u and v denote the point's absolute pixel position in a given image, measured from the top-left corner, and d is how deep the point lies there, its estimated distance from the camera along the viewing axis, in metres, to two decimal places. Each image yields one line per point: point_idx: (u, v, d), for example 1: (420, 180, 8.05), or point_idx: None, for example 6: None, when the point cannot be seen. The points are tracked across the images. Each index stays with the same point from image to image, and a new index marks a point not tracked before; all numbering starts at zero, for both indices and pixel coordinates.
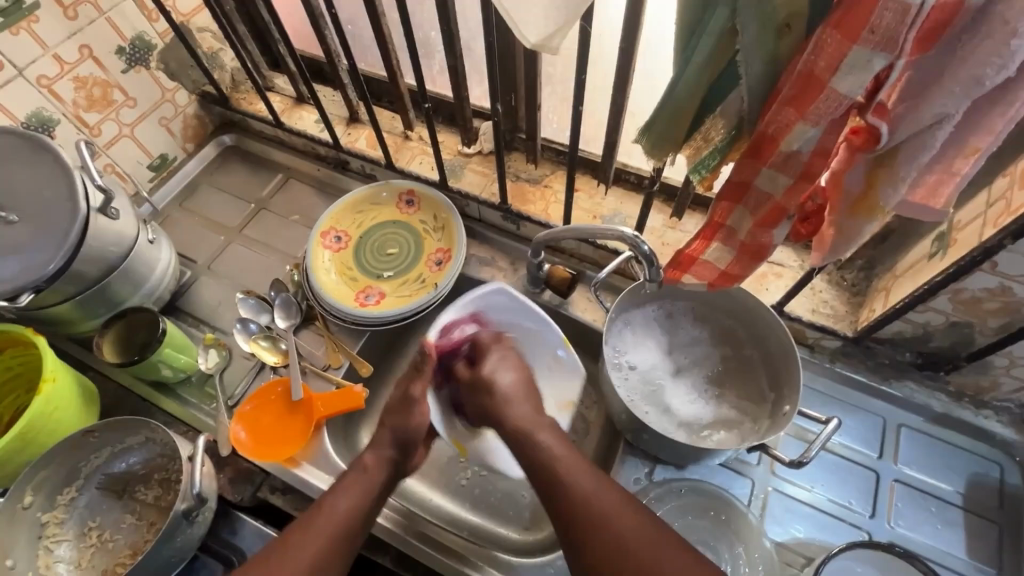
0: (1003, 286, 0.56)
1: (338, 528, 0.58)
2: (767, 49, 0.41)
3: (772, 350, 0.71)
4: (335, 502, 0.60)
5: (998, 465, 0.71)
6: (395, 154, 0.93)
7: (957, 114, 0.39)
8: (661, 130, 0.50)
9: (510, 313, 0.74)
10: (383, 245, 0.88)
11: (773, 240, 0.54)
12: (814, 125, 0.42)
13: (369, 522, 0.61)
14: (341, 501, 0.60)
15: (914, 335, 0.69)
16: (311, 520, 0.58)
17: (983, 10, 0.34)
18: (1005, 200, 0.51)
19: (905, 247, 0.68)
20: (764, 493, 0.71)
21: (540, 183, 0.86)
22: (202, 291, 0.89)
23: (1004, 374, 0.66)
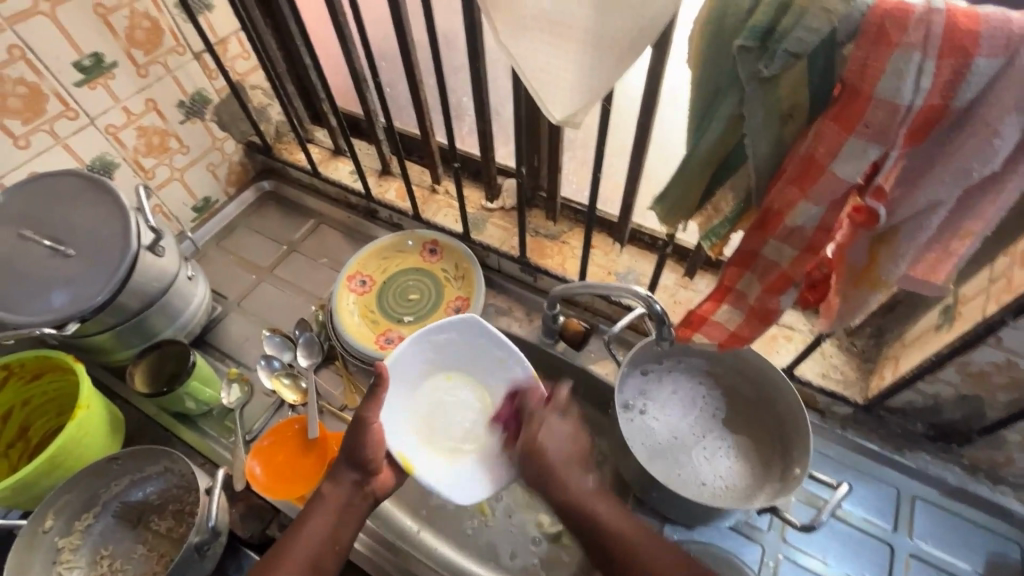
0: (1010, 360, 0.57)
1: (306, 560, 0.59)
2: (773, 133, 0.45)
3: (780, 412, 0.72)
4: (299, 531, 0.61)
5: (1018, 545, 0.69)
6: (422, 206, 0.99)
7: (949, 200, 0.42)
8: (673, 201, 0.54)
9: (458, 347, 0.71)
10: (405, 290, 0.92)
11: (780, 306, 0.57)
12: (816, 203, 0.45)
13: (338, 546, 0.61)
14: (308, 530, 0.61)
15: (925, 406, 0.69)
16: (275, 560, 0.59)
17: (967, 110, 0.38)
18: (1006, 278, 0.53)
19: (912, 317, 0.69)
20: (773, 561, 0.70)
21: (558, 239, 0.91)
22: (230, 326, 0.94)
23: (1018, 450, 0.66)
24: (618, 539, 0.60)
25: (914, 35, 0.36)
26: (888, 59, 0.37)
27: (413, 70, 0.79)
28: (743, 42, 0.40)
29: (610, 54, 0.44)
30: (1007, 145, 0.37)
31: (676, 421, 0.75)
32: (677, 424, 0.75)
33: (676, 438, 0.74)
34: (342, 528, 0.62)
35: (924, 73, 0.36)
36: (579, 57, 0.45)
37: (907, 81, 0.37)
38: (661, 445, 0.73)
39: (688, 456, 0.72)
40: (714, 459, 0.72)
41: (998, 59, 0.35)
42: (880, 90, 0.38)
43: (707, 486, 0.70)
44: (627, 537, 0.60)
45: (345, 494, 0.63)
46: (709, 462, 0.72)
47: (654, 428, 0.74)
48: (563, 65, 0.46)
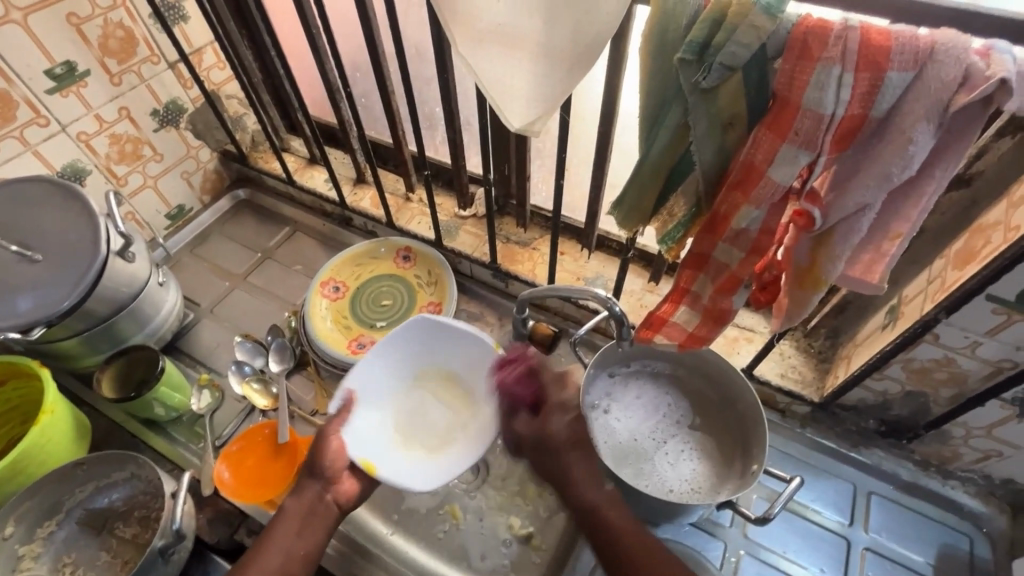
0: (948, 356, 0.60)
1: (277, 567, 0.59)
2: (716, 141, 0.48)
3: (741, 414, 0.74)
4: (266, 541, 0.60)
5: (968, 537, 0.72)
6: (396, 214, 1.00)
7: (876, 203, 0.45)
8: (629, 206, 0.56)
9: (430, 343, 0.73)
10: (378, 296, 0.93)
11: (733, 306, 0.60)
12: (757, 207, 0.48)
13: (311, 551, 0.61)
14: (279, 537, 0.61)
15: (876, 403, 0.72)
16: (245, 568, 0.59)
17: (885, 120, 0.41)
18: (941, 278, 0.57)
19: (863, 317, 0.72)
20: (736, 557, 0.72)
21: (529, 245, 0.93)
22: (203, 333, 0.94)
23: (963, 444, 0.69)
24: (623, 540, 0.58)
25: (832, 51, 0.39)
26: (811, 72, 0.40)
27: (384, 81, 0.82)
28: (682, 56, 0.43)
29: (561, 66, 0.47)
30: (921, 151, 0.40)
31: (640, 421, 0.77)
32: (641, 428, 0.76)
33: (640, 438, 0.75)
34: (313, 534, 0.61)
35: (844, 85, 0.39)
36: (533, 68, 0.47)
37: (829, 93, 0.40)
38: (624, 448, 0.74)
39: (651, 461, 0.73)
40: (676, 465, 0.73)
41: (908, 73, 0.38)
42: (806, 101, 0.41)
43: (668, 484, 0.72)
44: (627, 531, 0.59)
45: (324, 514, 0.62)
46: (671, 461, 0.74)
47: (619, 430, 0.76)
48: (518, 76, 0.48)
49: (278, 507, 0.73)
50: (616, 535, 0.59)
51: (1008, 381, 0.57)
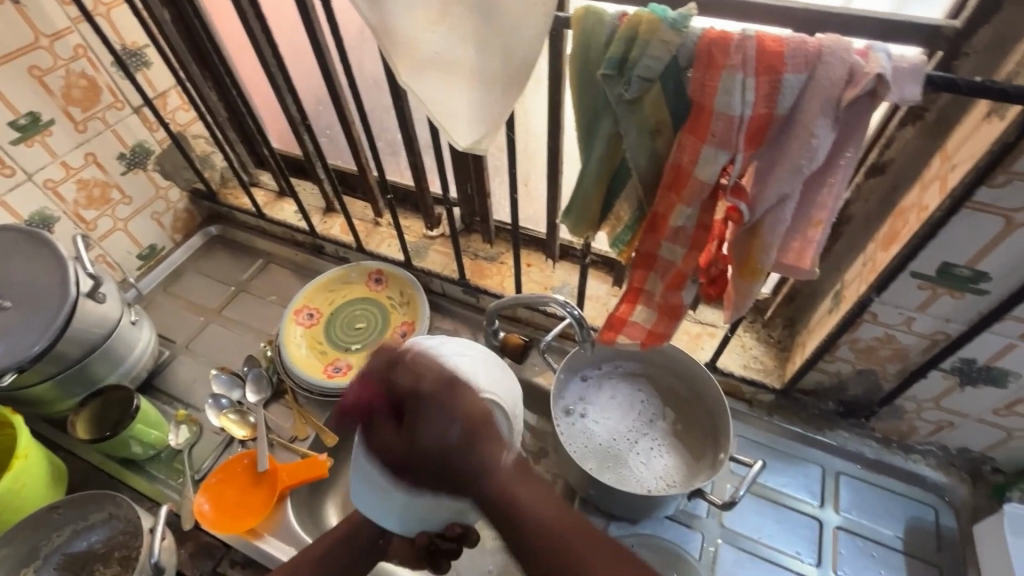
0: (889, 333, 0.63)
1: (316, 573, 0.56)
2: (646, 147, 0.51)
3: (712, 408, 0.77)
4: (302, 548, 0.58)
5: (934, 509, 0.74)
6: (365, 239, 1.03)
7: (794, 193, 0.48)
8: (577, 214, 0.60)
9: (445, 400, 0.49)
10: (352, 320, 0.95)
11: (683, 301, 0.63)
12: (689, 205, 0.52)
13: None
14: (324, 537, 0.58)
15: (833, 385, 0.75)
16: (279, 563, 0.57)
17: (789, 118, 0.45)
18: (872, 260, 0.61)
19: (812, 304, 0.76)
20: (715, 546, 0.73)
21: (496, 260, 0.96)
22: (178, 369, 0.94)
23: (916, 417, 0.72)
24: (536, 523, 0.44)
25: (735, 59, 0.43)
26: (718, 79, 0.44)
27: (344, 112, 0.85)
28: (604, 71, 0.47)
29: (496, 86, 0.50)
30: (823, 144, 0.44)
31: (613, 419, 0.79)
32: (616, 431, 0.78)
33: (614, 437, 0.77)
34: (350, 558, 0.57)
35: (748, 89, 0.43)
36: (471, 91, 0.51)
37: (735, 97, 0.44)
38: (599, 450, 0.76)
39: (625, 459, 0.75)
40: (651, 467, 0.75)
41: (802, 74, 0.42)
42: (717, 105, 0.45)
43: (642, 479, 0.74)
44: (548, 518, 0.44)
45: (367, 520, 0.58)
46: (644, 455, 0.76)
47: (595, 433, 0.77)
48: (459, 100, 0.52)
49: (260, 536, 0.73)
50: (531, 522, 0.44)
51: (944, 353, 0.61)
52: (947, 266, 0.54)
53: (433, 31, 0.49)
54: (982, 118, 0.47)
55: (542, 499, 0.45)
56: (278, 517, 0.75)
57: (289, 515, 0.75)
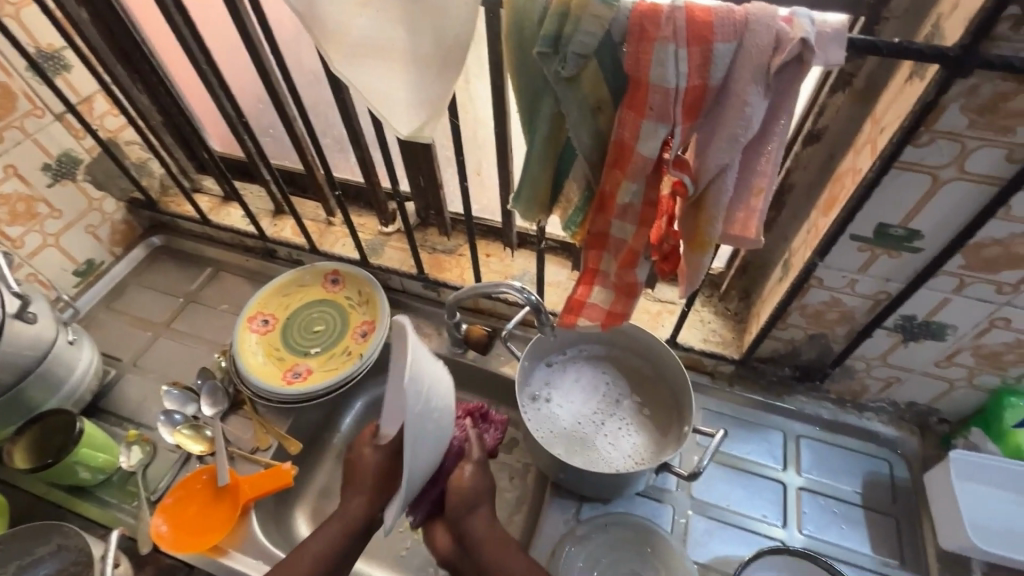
0: (835, 297, 0.65)
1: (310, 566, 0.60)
2: (588, 126, 0.51)
3: (674, 383, 0.78)
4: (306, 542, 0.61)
5: (887, 462, 0.77)
6: (319, 239, 1.00)
7: (733, 163, 0.49)
8: (527, 198, 0.59)
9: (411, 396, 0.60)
10: (309, 323, 0.92)
11: (638, 278, 0.63)
12: (635, 181, 0.52)
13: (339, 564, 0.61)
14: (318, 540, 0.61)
15: (788, 352, 0.77)
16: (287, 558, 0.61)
17: (723, 87, 0.45)
18: (814, 227, 0.62)
19: (764, 275, 0.78)
20: (685, 517, 0.75)
21: (454, 252, 0.95)
22: (127, 388, 0.89)
23: (866, 376, 0.74)
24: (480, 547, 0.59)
25: (666, 30, 0.43)
26: (651, 51, 0.44)
27: (284, 108, 0.82)
28: (540, 49, 0.46)
29: (432, 70, 0.49)
30: (757, 112, 0.45)
31: (580, 402, 0.79)
32: (583, 413, 0.78)
33: (581, 420, 0.78)
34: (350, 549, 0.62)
35: (681, 60, 0.44)
36: (406, 75, 0.50)
37: (669, 68, 0.44)
38: (567, 434, 0.76)
39: (593, 440, 0.76)
40: (619, 447, 0.75)
41: (731, 43, 0.43)
42: (652, 78, 0.45)
43: (610, 458, 0.74)
44: (489, 536, 0.60)
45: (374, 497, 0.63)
46: (612, 435, 0.77)
47: (562, 417, 0.78)
48: (395, 86, 0.50)
49: (225, 552, 0.71)
50: (479, 545, 0.59)
51: (886, 311, 0.63)
52: (883, 227, 0.56)
53: (361, 15, 0.47)
54: (905, 80, 0.49)
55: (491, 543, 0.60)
56: (242, 531, 0.73)
57: (254, 528, 0.73)
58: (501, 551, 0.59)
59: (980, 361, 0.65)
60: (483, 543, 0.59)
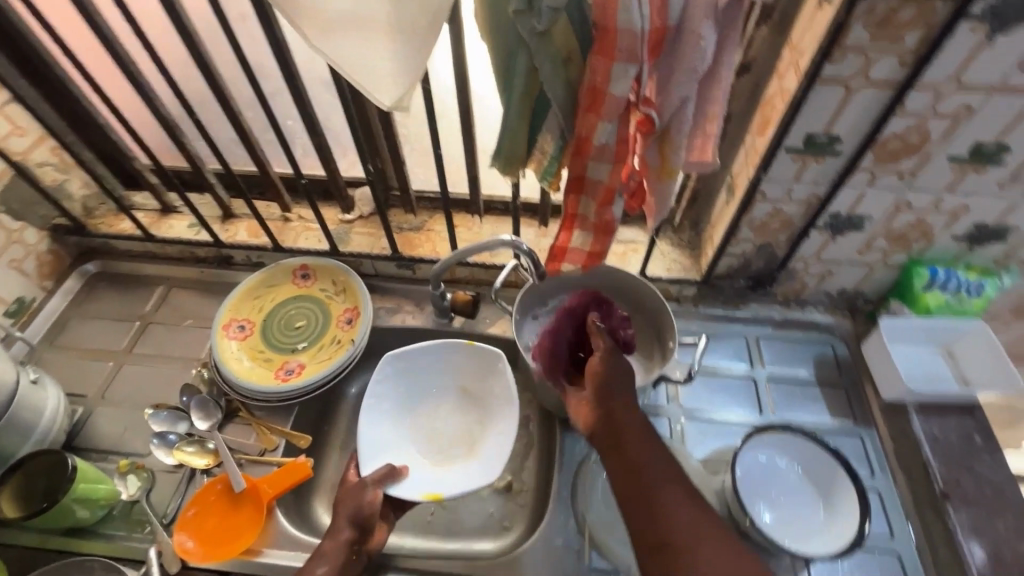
0: (776, 207, 0.76)
1: None
2: (563, 75, 0.56)
3: (651, 310, 0.86)
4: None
5: (831, 345, 0.91)
6: (279, 237, 0.98)
7: (692, 94, 0.56)
8: (507, 153, 0.64)
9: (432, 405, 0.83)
10: (289, 320, 0.91)
11: (614, 215, 0.70)
12: (609, 121, 0.57)
13: None
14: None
15: (740, 265, 0.87)
16: None
17: (678, 27, 0.52)
18: (753, 148, 0.72)
19: (711, 202, 0.87)
20: (680, 425, 0.84)
21: (422, 228, 0.97)
22: (101, 422, 0.84)
23: (805, 274, 0.87)
24: (645, 462, 0.60)
25: None
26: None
27: (230, 103, 0.79)
28: (516, 7, 0.51)
29: (414, 37, 0.51)
30: (709, 45, 0.52)
31: None
32: None
33: None
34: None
35: (643, 4, 0.50)
36: (389, 46, 0.52)
37: (634, 12, 0.50)
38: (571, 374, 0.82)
39: None
40: None
41: None
42: (620, 23, 0.51)
43: None
44: (649, 457, 0.60)
45: (344, 547, 0.66)
46: None
47: None
48: (379, 58, 0.52)
49: (259, 552, 0.71)
50: (644, 467, 0.59)
51: (818, 211, 0.74)
52: (810, 136, 0.66)
53: None
54: (816, 7, 0.58)
55: (652, 463, 0.60)
56: (271, 529, 0.73)
57: (283, 523, 0.74)
58: (665, 476, 0.59)
59: (892, 242, 0.78)
60: (652, 468, 0.59)
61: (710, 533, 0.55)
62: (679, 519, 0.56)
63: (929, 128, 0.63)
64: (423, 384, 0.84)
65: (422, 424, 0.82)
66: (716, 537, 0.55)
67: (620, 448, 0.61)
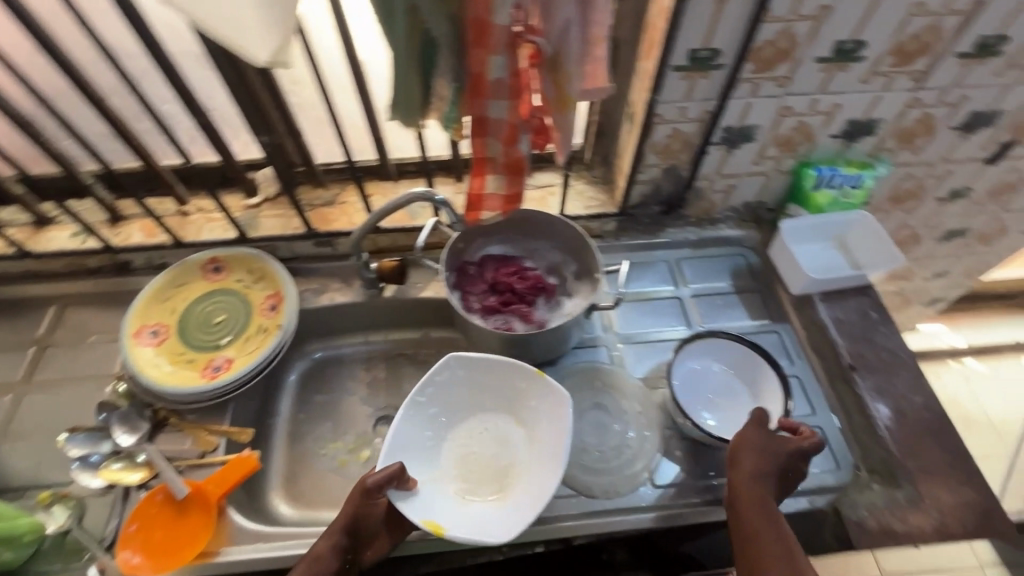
0: (674, 128, 0.79)
1: None
2: (443, 12, 0.56)
3: (572, 244, 0.89)
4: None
5: (744, 255, 0.97)
6: (180, 232, 0.91)
7: (573, 17, 0.57)
8: (404, 102, 0.64)
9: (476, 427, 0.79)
10: (207, 317, 0.86)
11: (522, 153, 0.70)
12: (498, 54, 0.57)
13: None
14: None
15: (652, 192, 0.91)
16: None
17: None
18: (644, 72, 0.74)
19: (616, 134, 0.90)
20: (618, 350, 0.88)
21: (335, 202, 0.93)
22: (10, 460, 0.76)
23: (711, 192, 0.92)
24: (747, 489, 0.64)
25: None
26: None
27: (89, 88, 0.72)
28: None
29: None
30: None
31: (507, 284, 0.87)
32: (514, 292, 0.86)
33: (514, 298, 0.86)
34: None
35: None
36: None
37: None
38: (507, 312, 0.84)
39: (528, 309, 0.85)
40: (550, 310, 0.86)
41: None
42: None
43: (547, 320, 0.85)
44: (761, 501, 0.64)
45: (338, 550, 0.65)
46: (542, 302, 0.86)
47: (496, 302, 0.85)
48: (243, 8, 0.49)
49: (216, 553, 0.68)
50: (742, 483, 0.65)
51: (712, 127, 0.78)
52: (692, 52, 0.68)
53: None
54: None
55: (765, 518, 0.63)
56: (225, 528, 0.70)
57: (237, 520, 0.71)
58: (762, 508, 0.63)
59: (781, 148, 0.84)
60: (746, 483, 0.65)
61: (788, 564, 0.60)
62: (763, 542, 0.61)
63: (795, 30, 0.67)
64: (465, 398, 0.80)
65: (472, 442, 0.79)
66: (793, 565, 0.60)
67: (736, 511, 0.64)
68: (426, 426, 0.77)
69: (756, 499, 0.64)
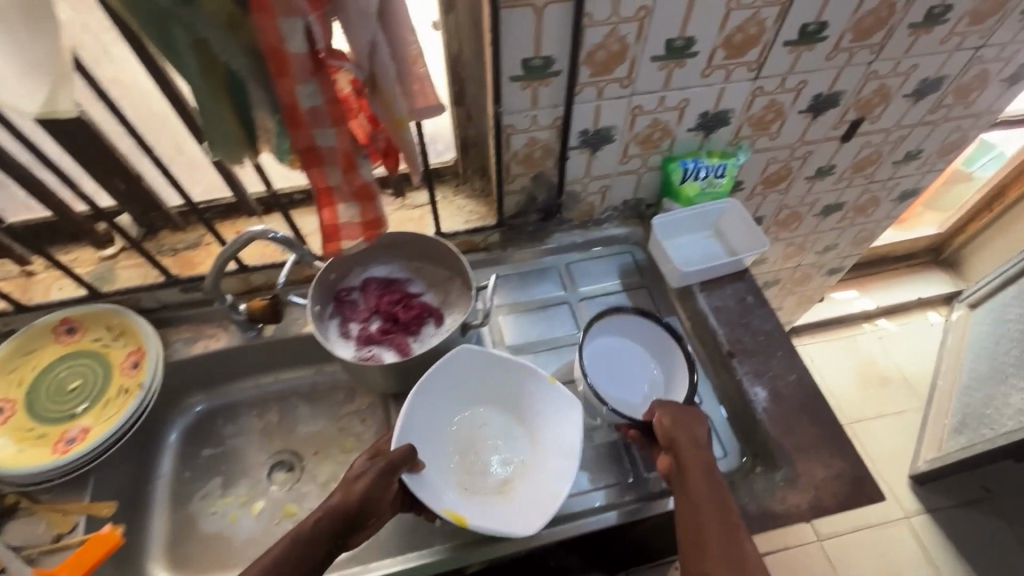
0: (530, 137, 0.78)
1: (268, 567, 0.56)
2: (235, 42, 0.53)
3: (448, 262, 0.87)
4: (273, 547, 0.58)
5: (630, 253, 0.98)
6: (26, 295, 0.84)
7: (379, 37, 0.55)
8: (221, 139, 0.60)
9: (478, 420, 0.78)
10: (61, 384, 0.79)
11: (367, 178, 0.67)
12: (304, 81, 0.55)
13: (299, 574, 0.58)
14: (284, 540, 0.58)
15: (527, 200, 0.90)
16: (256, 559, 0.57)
17: None
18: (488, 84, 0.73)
19: (484, 147, 0.89)
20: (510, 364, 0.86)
21: (199, 244, 0.88)
22: None
23: (586, 194, 0.92)
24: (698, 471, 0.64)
25: None
26: None
27: None
28: None
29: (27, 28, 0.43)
30: None
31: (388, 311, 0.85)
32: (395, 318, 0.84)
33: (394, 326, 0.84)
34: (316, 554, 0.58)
35: None
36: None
37: None
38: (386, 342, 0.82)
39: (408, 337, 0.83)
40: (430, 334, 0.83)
41: None
42: None
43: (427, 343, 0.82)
44: (708, 484, 0.64)
45: (339, 523, 0.60)
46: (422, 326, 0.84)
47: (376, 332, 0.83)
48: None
49: None
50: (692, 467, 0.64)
51: (567, 132, 0.78)
52: (526, 61, 0.68)
53: None
54: None
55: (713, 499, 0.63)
56: None
57: None
58: (713, 492, 0.63)
59: (642, 146, 0.85)
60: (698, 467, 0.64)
61: (731, 552, 0.59)
62: (708, 525, 0.61)
63: (622, 33, 0.68)
64: (477, 392, 0.80)
65: (476, 434, 0.78)
66: (735, 552, 0.59)
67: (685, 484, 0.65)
68: (438, 414, 0.76)
69: (709, 479, 0.64)
